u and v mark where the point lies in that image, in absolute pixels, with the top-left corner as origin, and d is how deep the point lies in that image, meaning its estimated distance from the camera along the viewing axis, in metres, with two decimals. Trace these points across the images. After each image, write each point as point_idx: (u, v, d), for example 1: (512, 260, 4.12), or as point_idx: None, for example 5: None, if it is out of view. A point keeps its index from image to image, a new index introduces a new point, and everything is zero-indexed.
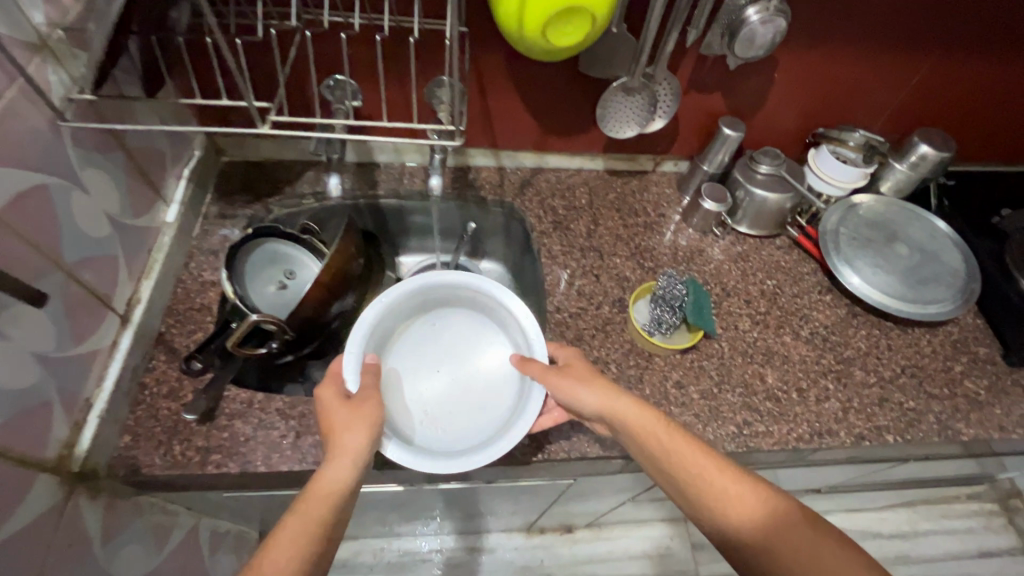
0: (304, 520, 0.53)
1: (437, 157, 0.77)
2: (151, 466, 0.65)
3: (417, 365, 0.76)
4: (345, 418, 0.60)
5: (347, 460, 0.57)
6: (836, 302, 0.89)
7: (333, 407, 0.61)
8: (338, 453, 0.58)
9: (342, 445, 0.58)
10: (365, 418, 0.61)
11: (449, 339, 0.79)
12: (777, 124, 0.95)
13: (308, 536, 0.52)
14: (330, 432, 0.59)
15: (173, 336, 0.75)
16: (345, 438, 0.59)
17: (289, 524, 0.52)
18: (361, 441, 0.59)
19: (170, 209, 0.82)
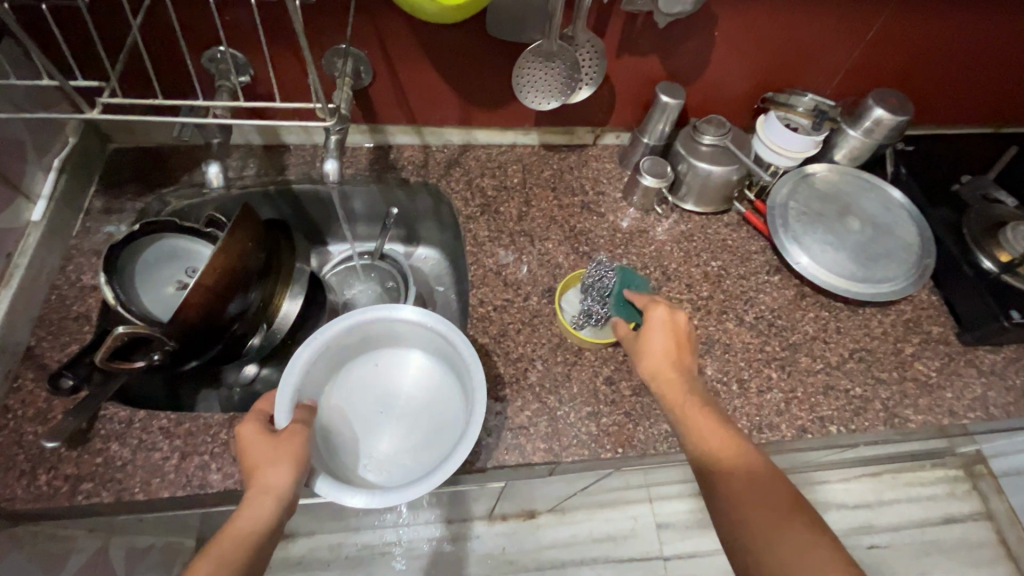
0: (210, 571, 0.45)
1: (333, 138, 0.69)
2: (11, 500, 0.59)
3: (359, 404, 0.68)
4: (265, 452, 0.52)
5: (269, 499, 0.50)
6: (784, 283, 0.83)
7: (253, 439, 0.54)
8: (255, 492, 0.50)
9: (258, 483, 0.51)
10: (287, 452, 0.53)
11: (394, 375, 0.70)
12: (723, 90, 0.86)
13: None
14: (248, 467, 0.52)
15: (44, 351, 0.67)
16: (264, 474, 0.51)
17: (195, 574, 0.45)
18: (280, 479, 0.51)
19: (37, 205, 0.72)
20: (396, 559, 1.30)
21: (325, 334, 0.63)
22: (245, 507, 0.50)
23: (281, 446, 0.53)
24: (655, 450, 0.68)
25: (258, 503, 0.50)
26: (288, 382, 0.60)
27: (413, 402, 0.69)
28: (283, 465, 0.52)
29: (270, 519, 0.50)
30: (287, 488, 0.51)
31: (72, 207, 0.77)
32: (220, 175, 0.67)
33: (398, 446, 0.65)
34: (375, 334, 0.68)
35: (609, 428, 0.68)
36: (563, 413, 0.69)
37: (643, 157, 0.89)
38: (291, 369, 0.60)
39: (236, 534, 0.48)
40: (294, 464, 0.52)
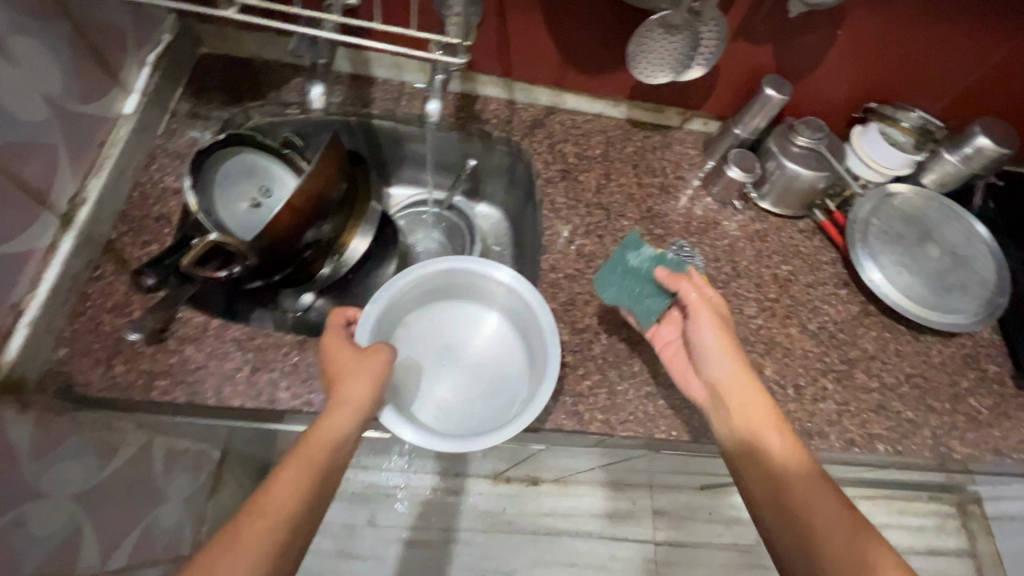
0: (301, 468, 0.49)
1: (439, 79, 0.68)
2: (88, 384, 0.60)
3: (429, 346, 0.69)
4: (348, 368, 0.55)
5: (349, 413, 0.53)
6: (850, 297, 0.83)
7: (336, 354, 0.56)
8: (337, 405, 0.53)
9: (342, 395, 0.53)
10: (368, 370, 0.55)
11: (468, 330, 0.71)
12: (825, 94, 0.85)
13: (299, 485, 0.48)
14: (331, 379, 0.55)
15: (125, 245, 0.68)
16: (346, 389, 0.53)
17: (284, 471, 0.49)
18: (357, 397, 0.53)
19: (130, 98, 0.72)
20: (397, 502, 1.30)
21: (417, 272, 0.65)
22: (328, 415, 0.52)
23: (363, 364, 0.55)
24: (707, 438, 0.69)
25: (341, 413, 0.53)
26: (375, 308, 0.62)
27: (478, 360, 0.70)
28: (365, 381, 0.54)
29: (349, 429, 0.53)
30: (367, 401, 0.54)
31: (159, 107, 0.76)
32: (323, 97, 0.70)
33: (453, 396, 0.66)
34: (463, 286, 0.69)
35: (665, 411, 0.69)
36: (622, 388, 0.70)
37: (730, 149, 0.87)
38: (380, 297, 0.62)
39: (320, 439, 0.51)
40: (373, 382, 0.55)
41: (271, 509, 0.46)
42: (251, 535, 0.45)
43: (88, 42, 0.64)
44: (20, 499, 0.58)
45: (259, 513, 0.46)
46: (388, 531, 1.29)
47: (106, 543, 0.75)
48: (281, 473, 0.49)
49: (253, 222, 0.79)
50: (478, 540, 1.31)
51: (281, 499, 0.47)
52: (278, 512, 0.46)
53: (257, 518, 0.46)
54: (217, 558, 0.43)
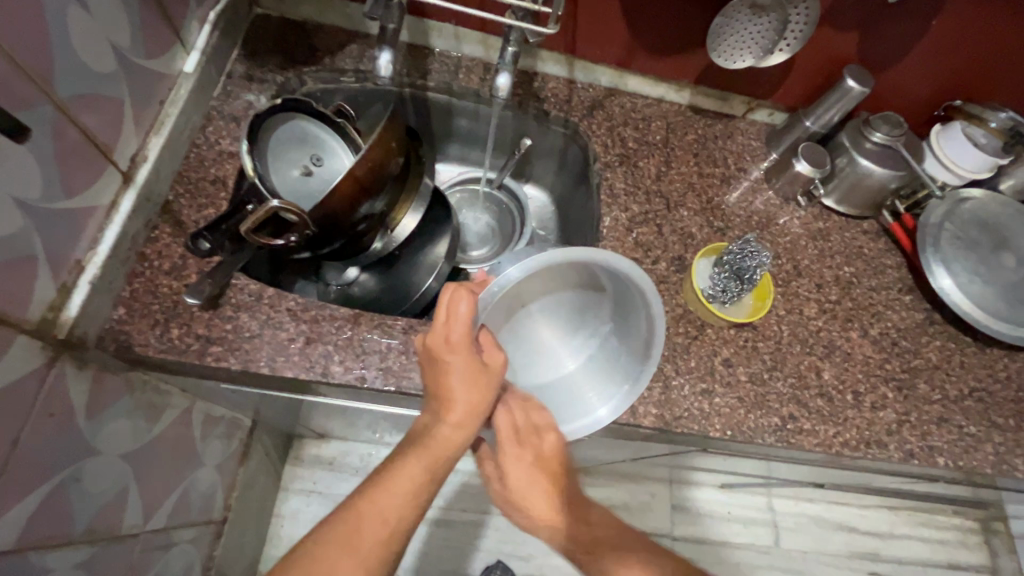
0: (419, 476, 0.50)
1: (510, 51, 0.68)
2: (144, 346, 0.60)
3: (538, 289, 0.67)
4: (476, 380, 0.53)
5: (471, 423, 0.53)
6: (915, 304, 0.79)
7: (459, 361, 0.52)
8: (462, 413, 0.53)
9: (460, 409, 0.53)
10: (485, 385, 0.53)
11: (578, 294, 0.69)
12: (905, 88, 0.81)
13: (415, 489, 0.50)
14: (447, 387, 0.53)
15: (181, 208, 0.66)
16: (462, 404, 0.53)
17: (403, 467, 0.51)
18: (479, 407, 0.54)
19: (190, 56, 0.70)
20: None
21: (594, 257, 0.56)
22: (445, 426, 0.53)
23: (481, 377, 0.53)
24: (761, 440, 0.67)
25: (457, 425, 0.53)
26: (530, 264, 0.55)
27: (557, 321, 0.71)
28: (482, 394, 0.54)
29: (463, 442, 0.53)
30: (482, 415, 0.54)
31: (217, 67, 0.74)
32: (390, 66, 0.68)
33: (513, 335, 0.69)
34: (616, 278, 0.63)
35: (720, 409, 0.68)
36: (677, 383, 0.68)
37: (797, 141, 0.84)
38: (543, 255, 0.55)
39: (438, 450, 0.52)
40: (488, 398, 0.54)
41: (390, 514, 0.48)
42: (370, 538, 0.47)
43: None
44: (76, 455, 0.58)
45: (376, 516, 0.48)
46: None
47: (148, 504, 0.75)
48: (401, 469, 0.50)
49: (306, 190, 0.77)
50: (500, 523, 1.20)
51: (396, 503, 0.49)
52: (395, 517, 0.48)
53: (372, 520, 0.48)
54: (336, 553, 0.46)
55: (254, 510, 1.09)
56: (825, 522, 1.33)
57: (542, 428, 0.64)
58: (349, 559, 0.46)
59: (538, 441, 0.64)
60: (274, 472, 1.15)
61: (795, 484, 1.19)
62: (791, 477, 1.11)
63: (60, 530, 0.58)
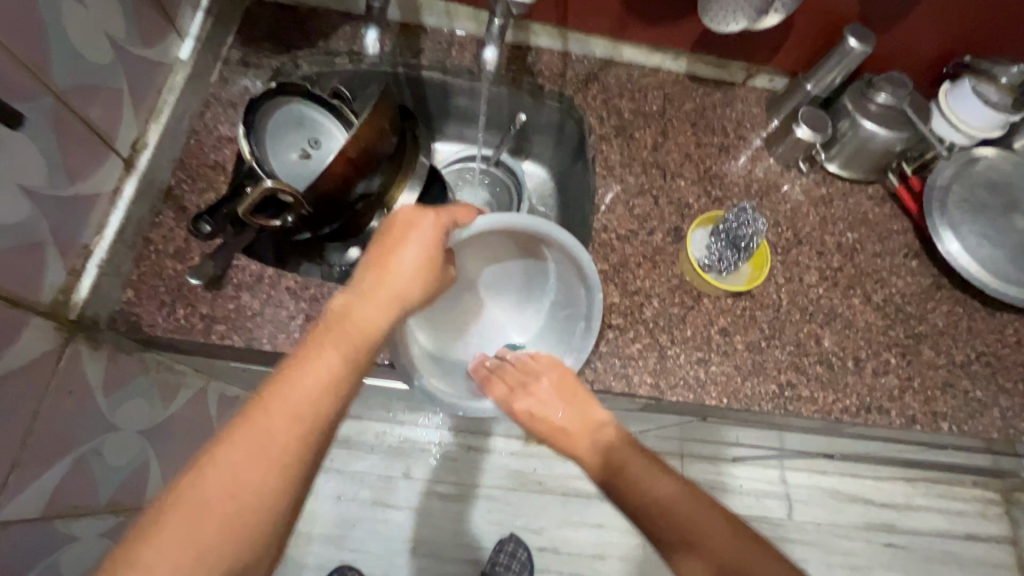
0: (334, 359, 0.46)
1: (497, 24, 0.69)
2: (153, 326, 0.62)
3: (483, 262, 0.70)
4: (419, 265, 0.55)
5: (388, 316, 0.52)
6: (921, 270, 0.78)
7: (416, 245, 0.55)
8: (385, 306, 0.52)
9: (395, 294, 0.53)
10: (428, 278, 0.56)
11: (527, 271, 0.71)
12: (909, 46, 0.78)
13: (331, 372, 0.46)
14: (392, 271, 0.54)
15: (183, 193, 0.69)
16: (398, 287, 0.54)
17: (318, 344, 0.47)
18: (403, 299, 0.54)
19: (185, 44, 0.71)
20: (432, 457, 1.23)
21: (516, 221, 0.61)
22: (369, 307, 0.52)
23: (427, 267, 0.56)
24: (758, 407, 0.67)
25: (384, 310, 0.52)
26: (457, 230, 0.60)
27: (505, 299, 0.73)
28: (421, 284, 0.55)
29: (377, 329, 0.51)
30: (399, 313, 0.54)
31: (212, 53, 0.75)
32: (378, 42, 0.79)
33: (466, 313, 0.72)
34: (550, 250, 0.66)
35: (716, 377, 0.68)
36: (673, 353, 0.69)
37: (798, 106, 0.82)
38: (461, 222, 0.59)
39: (359, 329, 0.50)
40: (426, 287, 0.56)
41: (295, 403, 0.43)
42: (286, 434, 0.41)
43: None
44: (95, 430, 0.61)
45: (289, 407, 0.43)
46: (421, 484, 1.21)
47: (169, 478, 0.79)
48: (316, 352, 0.46)
49: (305, 172, 0.77)
50: (511, 497, 1.22)
51: (307, 390, 0.44)
52: (308, 402, 0.43)
53: (285, 410, 0.42)
54: (241, 455, 0.40)
55: None
56: (838, 494, 1.33)
57: (534, 371, 0.64)
58: (258, 460, 0.40)
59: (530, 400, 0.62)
60: None
61: (807, 456, 1.19)
62: (801, 449, 1.10)
63: (84, 500, 0.62)
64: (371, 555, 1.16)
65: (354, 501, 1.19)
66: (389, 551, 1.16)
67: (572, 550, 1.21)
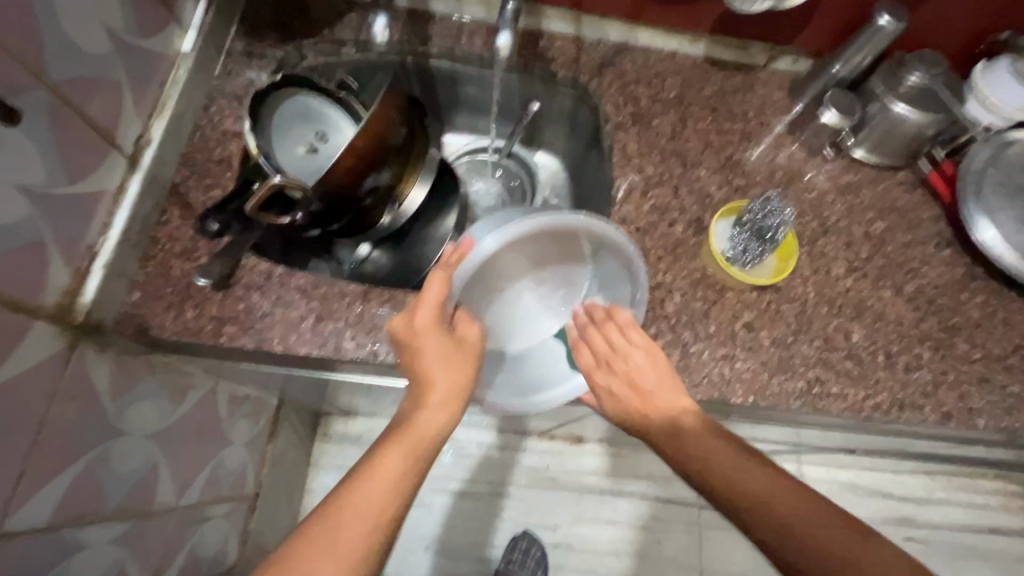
0: (400, 464, 0.52)
1: (510, 9, 0.66)
2: (161, 327, 0.61)
3: (525, 262, 0.66)
4: (448, 355, 0.57)
5: (446, 410, 0.57)
6: (953, 260, 0.74)
7: (428, 343, 0.56)
8: (436, 401, 0.57)
9: (437, 392, 0.57)
10: (461, 365, 0.58)
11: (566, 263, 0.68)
12: (941, 23, 0.75)
13: (397, 479, 0.51)
14: (427, 373, 0.57)
15: (188, 190, 0.67)
16: (440, 385, 0.57)
17: (386, 458, 0.52)
18: (455, 392, 0.58)
19: (187, 35, 0.69)
20: (445, 454, 1.21)
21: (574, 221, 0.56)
22: (425, 412, 0.56)
23: (456, 356, 0.58)
24: (785, 405, 0.65)
25: (438, 410, 0.57)
26: (506, 236, 0.55)
27: (544, 291, 0.70)
28: (458, 373, 0.58)
29: (444, 426, 0.57)
30: (459, 400, 0.58)
31: (215, 44, 0.73)
32: (385, 31, 0.78)
33: (507, 305, 0.69)
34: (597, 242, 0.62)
35: (742, 375, 0.66)
36: (696, 349, 0.66)
37: (824, 89, 0.78)
38: (525, 225, 0.55)
39: (421, 437, 0.54)
40: (464, 378, 0.58)
41: (371, 506, 0.48)
42: (352, 531, 0.47)
43: None
44: (105, 435, 0.60)
45: (358, 506, 0.48)
46: (434, 480, 1.20)
47: (181, 480, 0.78)
48: (385, 459, 0.52)
49: (311, 168, 0.75)
50: (525, 493, 1.21)
51: (382, 493, 0.49)
52: (379, 507, 0.49)
53: (353, 512, 0.48)
54: (318, 549, 0.46)
55: (285, 483, 1.13)
56: (857, 488, 1.30)
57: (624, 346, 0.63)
58: (327, 556, 0.45)
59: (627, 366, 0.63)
60: (304, 448, 1.19)
61: (826, 450, 1.16)
62: (822, 444, 1.08)
63: (95, 506, 0.61)
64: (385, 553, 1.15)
65: None
66: (403, 548, 1.15)
67: (588, 547, 1.19)
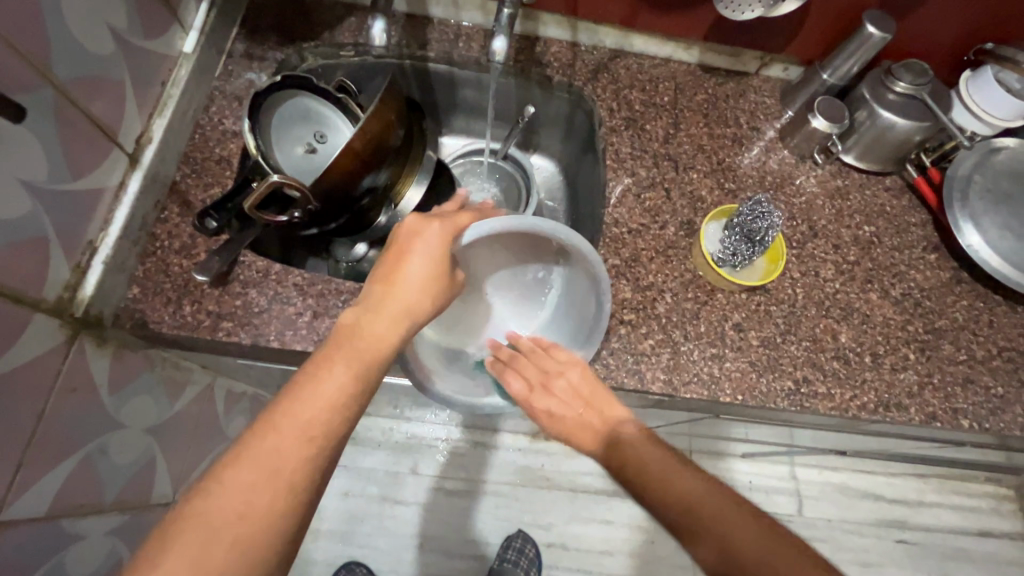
0: (345, 375, 0.46)
1: (506, 13, 0.67)
2: (159, 322, 0.62)
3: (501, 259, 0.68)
4: (429, 277, 0.53)
5: (400, 331, 0.51)
6: (940, 263, 0.76)
7: (418, 261, 0.53)
8: (396, 313, 0.51)
9: (397, 303, 0.51)
10: (436, 291, 0.53)
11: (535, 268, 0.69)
12: (928, 33, 0.77)
13: (339, 398, 0.45)
14: (395, 276, 0.52)
15: (188, 188, 0.68)
16: (405, 298, 0.52)
17: (334, 360, 0.46)
18: (417, 309, 0.52)
19: (188, 37, 0.70)
20: (439, 453, 1.22)
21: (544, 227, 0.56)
22: (375, 317, 0.50)
23: (434, 283, 0.53)
24: (773, 404, 0.66)
25: (387, 320, 0.51)
26: (481, 233, 0.55)
27: (516, 294, 0.72)
28: (428, 301, 0.53)
29: (390, 345, 0.50)
30: (420, 328, 0.52)
31: (217, 46, 0.74)
32: (384, 34, 0.70)
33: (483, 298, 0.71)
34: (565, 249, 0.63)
35: (731, 374, 0.67)
36: (686, 349, 0.67)
37: (814, 96, 0.80)
38: (498, 225, 0.55)
39: (368, 347, 0.48)
40: (432, 305, 0.53)
41: (309, 412, 0.43)
42: (294, 452, 0.41)
43: None
44: (102, 427, 0.61)
45: (298, 424, 0.42)
46: (429, 479, 1.21)
47: (176, 474, 0.79)
48: (330, 366, 0.46)
49: (310, 168, 0.77)
50: (519, 493, 1.22)
51: (322, 408, 0.43)
52: (316, 416, 0.43)
53: (294, 427, 0.42)
54: (225, 490, 0.39)
55: None
56: (849, 491, 1.31)
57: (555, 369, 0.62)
58: (259, 483, 0.39)
59: (558, 387, 0.61)
60: None
61: (817, 452, 1.17)
62: (813, 445, 1.09)
63: (91, 499, 0.62)
64: (378, 552, 1.15)
65: (362, 498, 1.18)
66: (396, 547, 1.16)
67: (582, 547, 1.19)
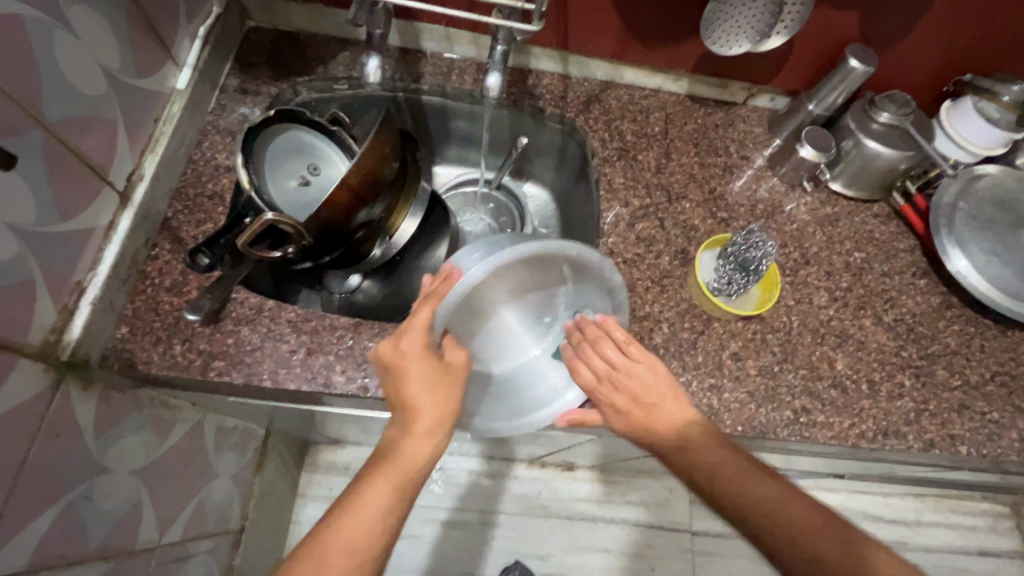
0: (386, 495, 0.51)
1: (499, 50, 0.68)
2: (148, 363, 0.61)
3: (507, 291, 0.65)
4: (434, 384, 0.56)
5: (429, 437, 0.55)
6: (930, 289, 0.77)
7: (415, 366, 0.55)
8: (416, 432, 0.55)
9: (425, 419, 0.55)
10: (447, 390, 0.57)
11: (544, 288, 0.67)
12: (908, 64, 0.79)
13: (381, 516, 0.49)
14: (409, 396, 0.55)
15: (179, 224, 0.67)
16: (425, 412, 0.55)
17: (363, 501, 0.50)
18: (440, 416, 0.56)
19: (182, 73, 0.70)
20: (435, 483, 1.19)
21: (562, 251, 0.56)
22: (412, 440, 0.54)
23: (442, 382, 0.57)
24: (773, 435, 0.66)
25: (418, 441, 0.54)
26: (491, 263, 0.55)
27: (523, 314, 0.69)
28: (444, 399, 0.56)
29: (429, 454, 0.55)
30: (446, 425, 0.56)
31: (210, 81, 0.74)
32: (378, 70, 0.71)
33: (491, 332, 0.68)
34: (580, 267, 0.61)
35: (730, 405, 0.66)
36: (685, 379, 0.67)
37: (800, 126, 0.81)
38: (504, 254, 0.55)
39: (407, 462, 0.53)
40: (447, 406, 0.56)
41: (353, 537, 0.48)
42: (342, 560, 0.47)
43: (143, 15, 0.62)
44: (88, 474, 0.59)
45: (345, 543, 0.48)
46: (426, 511, 1.18)
47: (163, 517, 0.76)
48: (370, 490, 0.51)
49: (304, 201, 0.76)
50: (516, 523, 1.19)
51: (367, 525, 0.49)
52: (364, 541, 0.48)
53: (341, 546, 0.47)
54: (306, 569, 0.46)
55: (271, 517, 1.10)
56: (849, 513, 1.30)
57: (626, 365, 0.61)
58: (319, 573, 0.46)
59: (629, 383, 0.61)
60: (291, 479, 1.16)
61: (817, 475, 1.16)
62: (813, 468, 1.08)
63: (74, 549, 0.59)
64: None
65: None
66: None
67: None
